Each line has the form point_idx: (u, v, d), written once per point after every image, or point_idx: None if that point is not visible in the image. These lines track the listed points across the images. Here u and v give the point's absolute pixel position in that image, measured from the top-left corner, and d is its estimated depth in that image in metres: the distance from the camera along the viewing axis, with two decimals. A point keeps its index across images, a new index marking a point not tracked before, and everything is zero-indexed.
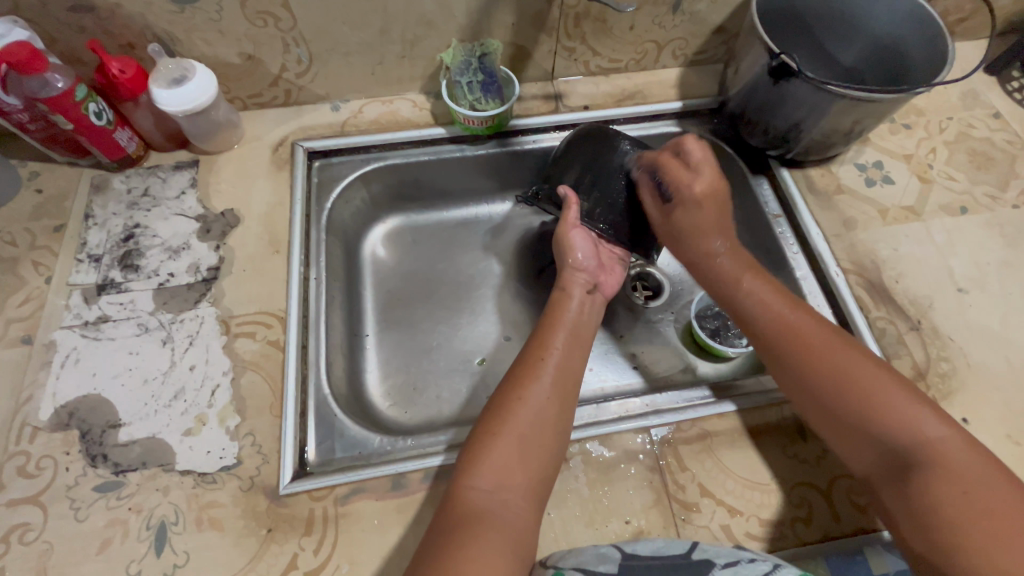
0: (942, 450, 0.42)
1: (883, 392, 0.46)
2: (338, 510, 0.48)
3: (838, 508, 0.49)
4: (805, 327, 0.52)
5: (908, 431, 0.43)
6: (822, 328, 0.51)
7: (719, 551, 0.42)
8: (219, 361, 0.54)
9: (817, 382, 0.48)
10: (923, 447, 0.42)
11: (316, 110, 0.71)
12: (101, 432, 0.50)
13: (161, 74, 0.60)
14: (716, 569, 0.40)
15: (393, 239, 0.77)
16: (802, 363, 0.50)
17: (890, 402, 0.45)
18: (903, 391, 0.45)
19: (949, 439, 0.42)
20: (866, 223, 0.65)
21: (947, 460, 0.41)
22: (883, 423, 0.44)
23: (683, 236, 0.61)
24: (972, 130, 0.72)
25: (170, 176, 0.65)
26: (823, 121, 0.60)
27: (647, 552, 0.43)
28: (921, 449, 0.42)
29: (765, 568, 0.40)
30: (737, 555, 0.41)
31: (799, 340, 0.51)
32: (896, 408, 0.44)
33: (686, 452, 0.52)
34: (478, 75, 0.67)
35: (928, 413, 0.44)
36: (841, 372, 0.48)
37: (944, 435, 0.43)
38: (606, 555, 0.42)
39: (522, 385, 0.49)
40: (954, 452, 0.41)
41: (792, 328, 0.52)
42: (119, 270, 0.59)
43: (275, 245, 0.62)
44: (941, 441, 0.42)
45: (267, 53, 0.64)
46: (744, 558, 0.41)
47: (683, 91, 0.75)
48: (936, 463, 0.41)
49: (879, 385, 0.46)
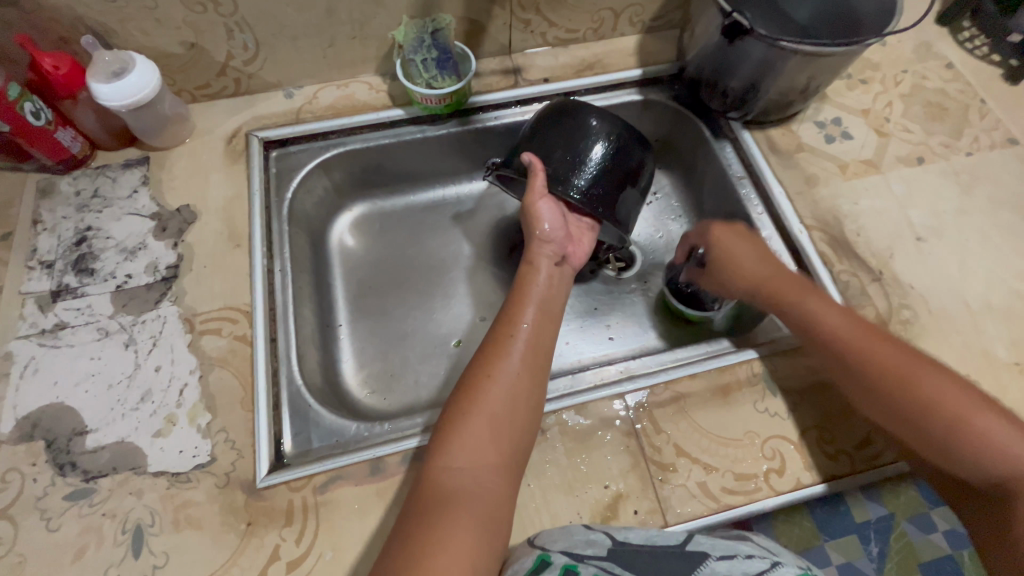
0: None
1: (976, 420, 0.42)
2: (317, 498, 0.48)
3: (810, 458, 0.51)
4: (893, 353, 0.48)
5: (1005, 460, 0.40)
6: (906, 353, 0.48)
7: (716, 546, 0.40)
8: (185, 359, 0.53)
9: (893, 404, 0.46)
10: (1022, 479, 0.39)
11: (269, 98, 0.69)
12: (67, 440, 0.49)
13: (99, 67, 0.57)
14: (710, 559, 0.39)
15: (360, 227, 0.76)
16: (880, 388, 0.47)
17: (988, 435, 0.41)
18: (1006, 424, 0.42)
19: None
20: (826, 179, 0.66)
21: None
22: (966, 450, 0.42)
23: (726, 267, 0.59)
24: (926, 82, 0.73)
25: (120, 175, 0.63)
26: (779, 79, 0.61)
27: (638, 540, 0.43)
28: (1013, 479, 0.40)
29: (761, 563, 0.37)
30: (734, 548, 0.40)
31: (879, 363, 0.48)
32: (990, 433, 0.41)
33: (660, 414, 0.53)
34: (432, 52, 0.65)
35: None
36: (926, 396, 0.44)
37: None
38: (596, 542, 0.42)
39: (491, 363, 0.49)
40: None
41: (873, 351, 0.48)
42: (74, 275, 0.57)
43: (235, 238, 0.60)
44: None
45: (210, 41, 0.62)
46: (743, 552, 0.39)
47: (642, 59, 0.74)
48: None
49: (974, 413, 0.43)
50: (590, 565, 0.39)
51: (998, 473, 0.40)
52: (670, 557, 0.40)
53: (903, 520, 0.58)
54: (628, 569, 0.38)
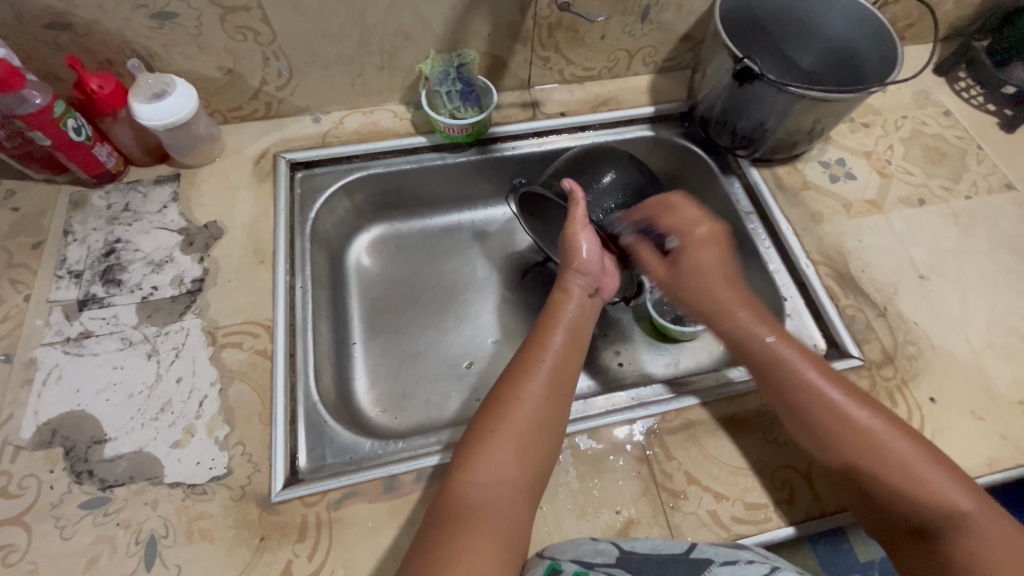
0: (967, 519, 0.41)
1: (907, 456, 0.45)
2: (331, 515, 0.48)
3: (819, 489, 0.51)
4: (786, 351, 0.53)
5: (936, 498, 0.42)
6: (849, 389, 0.50)
7: (717, 552, 0.43)
8: (206, 372, 0.54)
9: (800, 402, 0.50)
10: (952, 516, 0.42)
11: (297, 122, 0.72)
12: (86, 448, 0.50)
13: (141, 89, 0.60)
14: (715, 565, 0.41)
15: (377, 248, 0.78)
16: (785, 387, 0.52)
17: (919, 471, 0.44)
18: (924, 453, 0.45)
19: (976, 506, 0.42)
20: (831, 217, 0.68)
21: (970, 526, 0.41)
22: (853, 440, 0.47)
23: (694, 288, 0.62)
24: (925, 127, 0.76)
25: (151, 190, 0.65)
26: (786, 121, 0.64)
27: (644, 550, 0.44)
28: (891, 464, 0.45)
29: (764, 570, 0.39)
30: (735, 556, 0.42)
31: (783, 365, 0.52)
32: (870, 429, 0.47)
33: (671, 441, 0.53)
34: (457, 85, 0.69)
35: (891, 425, 0.47)
36: (816, 393, 0.50)
37: (969, 501, 0.42)
38: (604, 551, 0.44)
39: (518, 384, 0.50)
40: (980, 521, 0.41)
41: (813, 389, 0.50)
42: (101, 285, 0.58)
43: (260, 255, 0.62)
44: (967, 509, 0.42)
45: (247, 67, 0.65)
46: (743, 559, 0.41)
47: (655, 97, 0.78)
48: (907, 474, 0.44)
49: (902, 448, 0.45)
50: (599, 571, 0.40)
51: (933, 511, 0.42)
52: (675, 563, 0.42)
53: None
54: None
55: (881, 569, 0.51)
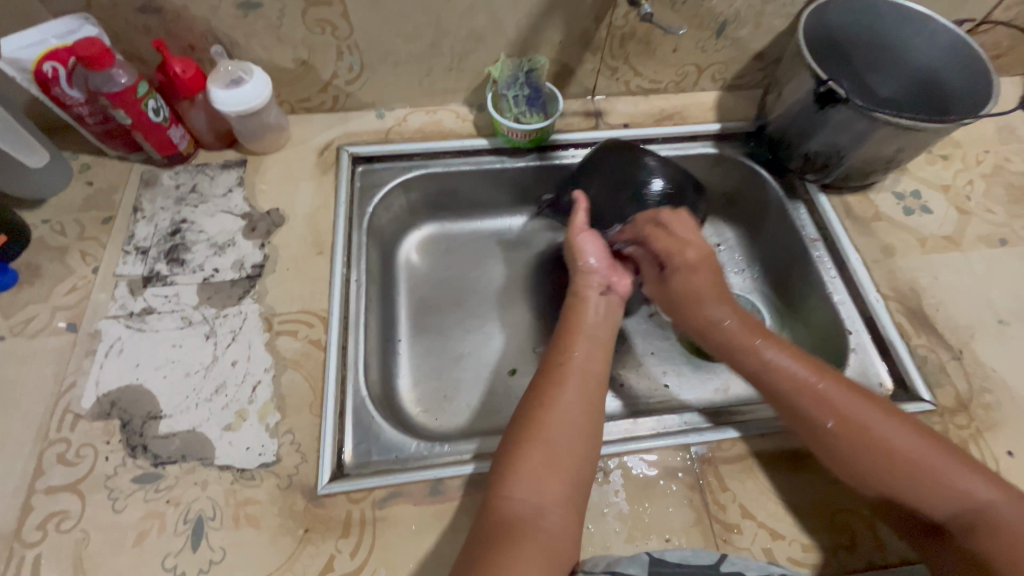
0: (992, 515, 0.42)
1: (929, 459, 0.45)
2: (376, 513, 0.48)
3: (882, 537, 0.48)
4: (842, 400, 0.49)
5: (956, 493, 0.43)
6: (852, 392, 0.49)
7: (748, 564, 0.42)
8: (261, 357, 0.55)
9: (851, 452, 0.47)
10: (979, 513, 0.42)
11: (361, 117, 0.73)
12: (142, 422, 0.50)
13: (220, 75, 0.61)
14: None
15: (427, 246, 0.78)
16: (846, 446, 0.47)
17: (932, 471, 0.44)
18: (943, 454, 0.45)
19: (998, 501, 0.42)
20: (905, 251, 0.65)
21: (998, 520, 0.41)
22: (926, 492, 0.44)
23: (682, 305, 0.60)
24: (1009, 164, 0.72)
25: (218, 174, 0.66)
26: (865, 148, 0.61)
27: (676, 559, 0.43)
28: (981, 515, 0.42)
29: None
30: (767, 570, 0.41)
31: (846, 426, 0.48)
32: (950, 477, 0.44)
33: (725, 471, 0.51)
34: (524, 89, 0.69)
35: (968, 470, 0.44)
36: (879, 441, 0.46)
37: (994, 494, 0.43)
38: (638, 560, 0.43)
39: (546, 393, 0.49)
40: (1004, 513, 0.42)
41: (824, 394, 0.49)
42: (165, 264, 0.60)
43: (319, 246, 0.62)
44: (990, 504, 0.42)
45: (321, 60, 0.66)
46: (776, 572, 0.41)
47: (721, 114, 0.76)
48: (991, 524, 0.41)
49: (921, 449, 0.45)
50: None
51: (952, 512, 0.43)
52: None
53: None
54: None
55: None
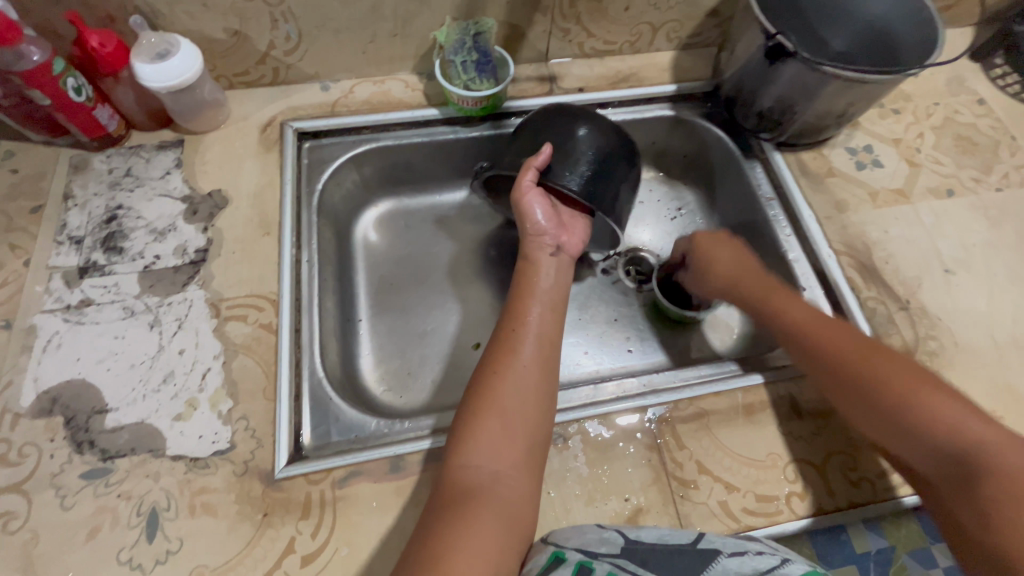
0: (989, 453, 0.39)
1: (928, 400, 0.43)
2: (335, 493, 0.47)
3: (833, 483, 0.50)
4: (856, 349, 0.49)
5: (953, 434, 0.41)
6: (862, 341, 0.50)
7: (726, 542, 0.40)
8: (210, 344, 0.53)
9: (858, 393, 0.47)
10: (970, 452, 0.40)
11: (305, 90, 0.70)
12: (87, 417, 0.49)
13: (144, 48, 0.58)
14: (722, 556, 0.38)
15: (385, 223, 0.76)
16: (853, 389, 0.47)
17: (936, 414, 0.42)
18: (943, 395, 0.43)
19: (999, 442, 0.39)
20: (856, 206, 0.66)
21: (997, 462, 0.38)
22: (924, 419, 0.43)
23: (704, 274, 0.64)
24: (958, 116, 0.73)
25: (153, 156, 0.63)
26: (815, 104, 0.61)
27: (651, 538, 0.41)
28: (969, 453, 0.40)
29: (773, 560, 0.37)
30: (744, 546, 0.39)
31: (845, 364, 0.48)
32: (944, 418, 0.42)
33: (683, 430, 0.52)
34: (473, 54, 0.66)
35: (972, 414, 0.42)
36: (880, 381, 0.46)
37: (992, 436, 0.40)
38: (609, 540, 0.41)
39: (499, 360, 0.48)
40: (1005, 455, 0.38)
41: (835, 347, 0.50)
42: (102, 253, 0.57)
43: (265, 227, 0.60)
44: (989, 444, 0.39)
45: (254, 29, 0.62)
46: (752, 550, 0.38)
47: (677, 75, 0.75)
48: (985, 465, 0.38)
49: (920, 391, 0.44)
50: (604, 561, 0.37)
51: (954, 447, 0.41)
52: (682, 555, 0.38)
53: (907, 555, 0.48)
54: (644, 568, 0.37)
55: (876, 560, 0.48)
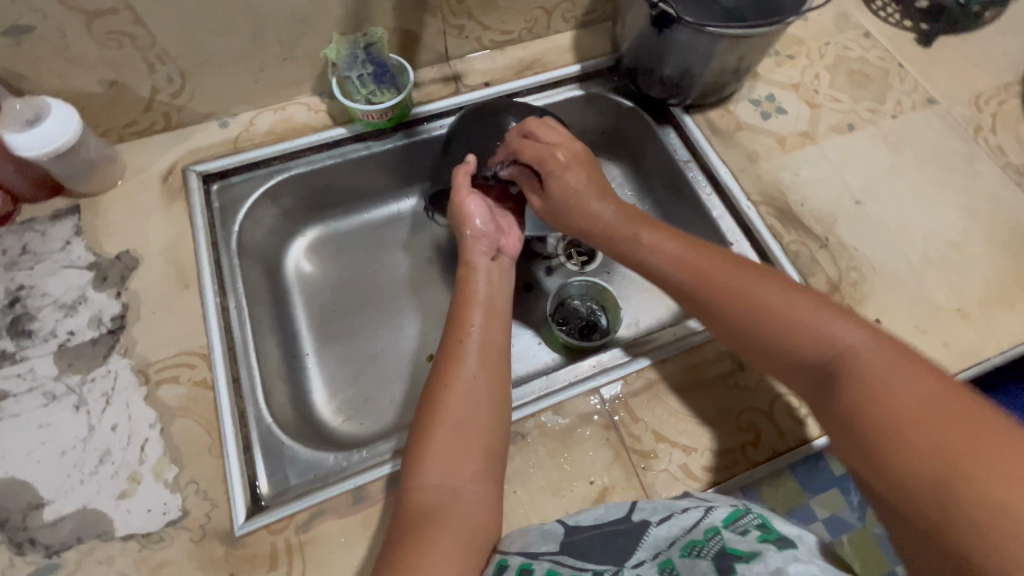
0: (857, 357, 0.36)
1: (793, 310, 0.40)
2: (301, 538, 0.46)
3: (782, 425, 0.52)
4: (710, 265, 0.46)
5: (820, 341, 0.38)
6: (726, 261, 0.46)
7: (655, 509, 0.40)
8: (144, 413, 0.51)
9: (728, 317, 0.44)
10: (839, 358, 0.37)
11: (202, 130, 0.67)
12: (22, 516, 0.46)
13: (10, 116, 0.54)
14: (652, 527, 0.38)
15: (316, 251, 0.74)
16: (722, 314, 0.44)
17: (802, 322, 0.40)
18: (817, 306, 0.40)
19: (866, 346, 0.36)
20: (767, 154, 0.68)
21: (863, 364, 0.35)
22: (796, 341, 0.39)
23: (563, 212, 0.55)
24: (848, 52, 0.76)
25: (49, 227, 0.59)
26: (711, 64, 0.62)
27: (590, 522, 0.41)
28: (840, 358, 0.37)
29: (698, 514, 0.37)
30: (672, 507, 0.39)
31: (708, 282, 0.45)
32: (811, 325, 0.39)
33: (636, 403, 0.53)
34: (368, 67, 0.65)
35: (840, 318, 0.39)
36: (744, 296, 0.43)
37: (860, 339, 0.37)
38: (551, 533, 0.41)
39: (448, 372, 0.48)
40: (870, 357, 0.36)
41: (700, 270, 0.46)
42: (9, 340, 0.53)
43: (184, 280, 0.58)
44: (857, 347, 0.37)
45: (131, 77, 0.59)
46: (678, 510, 0.39)
47: (579, 54, 0.75)
48: (853, 369, 0.36)
49: (785, 300, 0.41)
50: (544, 560, 0.37)
51: (826, 357, 0.38)
52: (616, 539, 0.38)
53: None
54: (582, 560, 0.37)
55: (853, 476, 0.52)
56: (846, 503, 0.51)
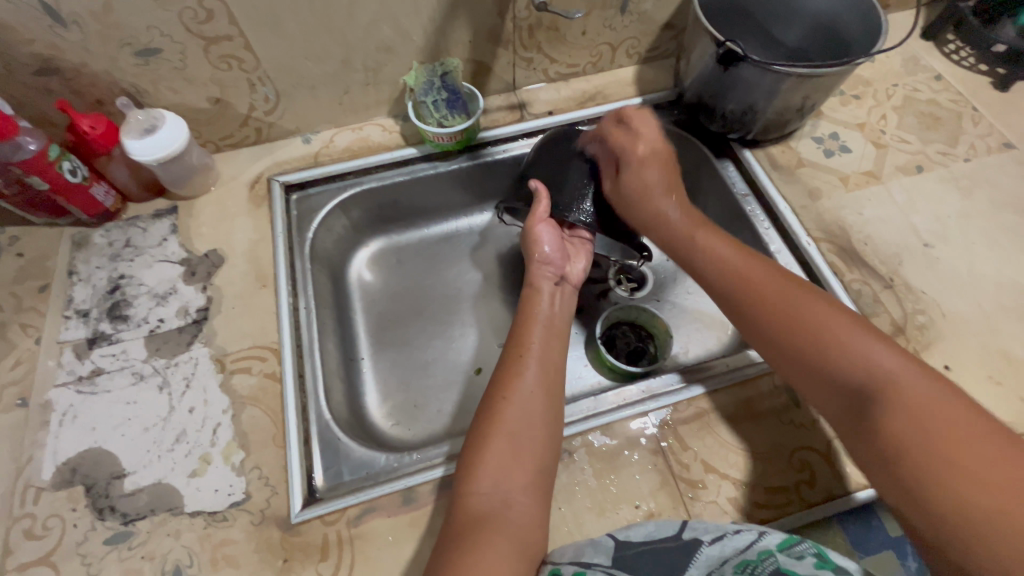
0: (895, 381, 0.39)
1: (836, 332, 0.44)
2: (352, 531, 0.48)
3: (840, 468, 0.50)
4: (761, 279, 0.51)
5: (861, 365, 0.41)
6: (775, 276, 0.51)
7: (707, 526, 0.40)
8: (218, 400, 0.55)
9: (772, 327, 0.48)
10: (877, 381, 0.40)
11: (288, 144, 0.73)
12: (106, 484, 0.50)
13: (132, 125, 0.61)
14: (704, 547, 0.38)
15: (377, 262, 0.78)
16: (766, 324, 0.48)
17: (845, 344, 0.43)
18: (863, 331, 0.43)
19: (906, 371, 0.39)
20: (830, 192, 0.68)
21: (900, 389, 0.38)
22: (840, 361, 0.42)
23: (632, 202, 0.61)
24: (918, 94, 0.75)
25: (150, 224, 0.66)
26: (775, 101, 0.63)
27: (640, 537, 0.41)
28: (879, 381, 0.40)
29: (751, 536, 0.37)
30: (723, 527, 0.39)
31: (756, 295, 0.50)
32: (853, 348, 0.42)
33: (685, 431, 0.53)
34: (442, 93, 0.70)
35: (882, 345, 0.42)
36: (787, 315, 0.47)
37: (900, 366, 0.40)
38: (601, 546, 0.41)
39: (506, 384, 0.50)
40: (908, 382, 0.38)
41: (748, 279, 0.51)
42: (108, 322, 0.59)
43: (262, 279, 0.63)
44: (895, 372, 0.39)
45: (234, 95, 0.66)
46: (730, 530, 0.38)
47: (641, 88, 0.78)
48: (890, 393, 0.39)
49: (829, 322, 0.45)
50: (597, 571, 0.38)
51: (863, 381, 0.41)
52: (670, 554, 0.39)
53: None
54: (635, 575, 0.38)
55: (914, 542, 0.47)
56: (904, 568, 0.46)
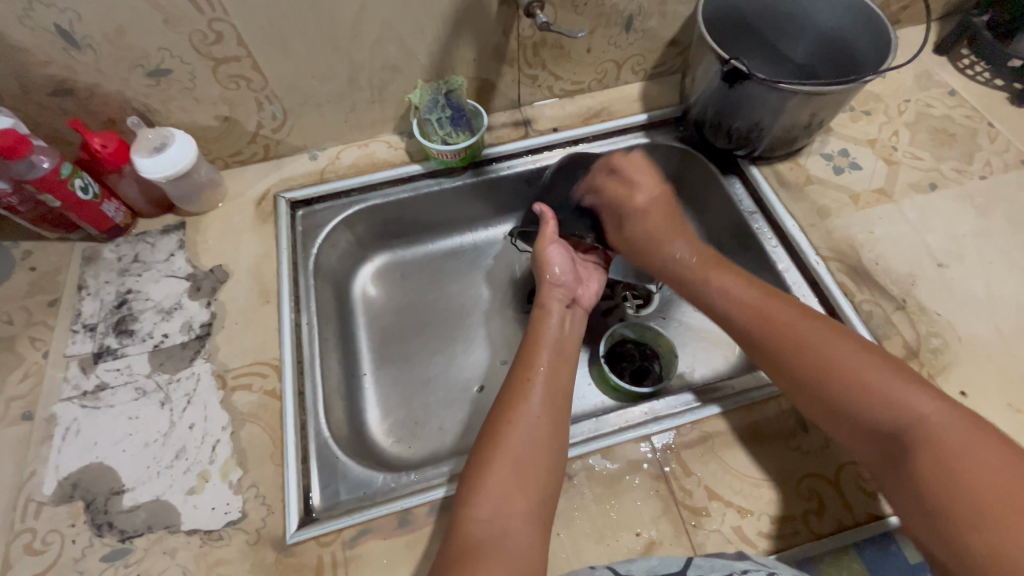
0: (931, 426, 0.39)
1: (868, 373, 0.43)
2: (347, 553, 0.48)
3: (850, 496, 0.49)
4: (781, 317, 0.50)
5: (893, 409, 0.41)
6: (794, 313, 0.50)
7: (714, 565, 0.41)
8: (218, 416, 0.55)
9: (795, 367, 0.47)
10: (913, 426, 0.40)
11: (295, 161, 0.74)
12: (105, 499, 0.51)
13: (143, 144, 0.62)
14: None
15: (382, 277, 0.78)
16: (790, 361, 0.48)
17: (877, 387, 0.42)
18: (892, 372, 0.43)
19: (942, 416, 0.39)
20: (839, 210, 0.66)
21: (937, 435, 0.38)
22: (871, 406, 0.42)
23: (645, 251, 0.64)
24: (930, 109, 0.74)
25: (158, 240, 0.67)
26: (781, 118, 0.62)
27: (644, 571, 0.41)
28: (914, 427, 0.39)
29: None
30: (731, 568, 0.40)
31: (775, 331, 0.50)
32: (889, 392, 0.42)
33: (689, 456, 0.52)
34: (447, 111, 0.70)
35: (916, 387, 0.41)
36: (814, 350, 0.46)
37: (934, 409, 0.39)
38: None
39: (511, 408, 0.49)
40: (944, 427, 0.38)
41: (767, 318, 0.51)
42: (114, 337, 0.60)
43: (265, 295, 0.63)
44: (930, 417, 0.39)
45: (243, 113, 0.67)
46: (738, 570, 0.40)
47: (646, 104, 0.77)
48: (929, 440, 0.38)
49: (859, 362, 0.44)
50: None
51: (896, 424, 0.41)
52: None
53: None
54: None
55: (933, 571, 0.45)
56: None
